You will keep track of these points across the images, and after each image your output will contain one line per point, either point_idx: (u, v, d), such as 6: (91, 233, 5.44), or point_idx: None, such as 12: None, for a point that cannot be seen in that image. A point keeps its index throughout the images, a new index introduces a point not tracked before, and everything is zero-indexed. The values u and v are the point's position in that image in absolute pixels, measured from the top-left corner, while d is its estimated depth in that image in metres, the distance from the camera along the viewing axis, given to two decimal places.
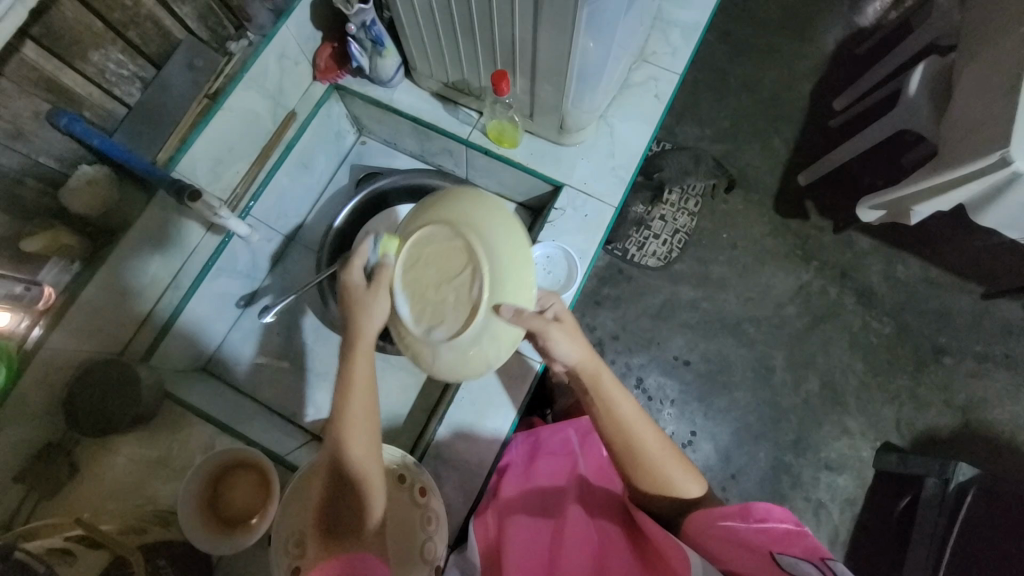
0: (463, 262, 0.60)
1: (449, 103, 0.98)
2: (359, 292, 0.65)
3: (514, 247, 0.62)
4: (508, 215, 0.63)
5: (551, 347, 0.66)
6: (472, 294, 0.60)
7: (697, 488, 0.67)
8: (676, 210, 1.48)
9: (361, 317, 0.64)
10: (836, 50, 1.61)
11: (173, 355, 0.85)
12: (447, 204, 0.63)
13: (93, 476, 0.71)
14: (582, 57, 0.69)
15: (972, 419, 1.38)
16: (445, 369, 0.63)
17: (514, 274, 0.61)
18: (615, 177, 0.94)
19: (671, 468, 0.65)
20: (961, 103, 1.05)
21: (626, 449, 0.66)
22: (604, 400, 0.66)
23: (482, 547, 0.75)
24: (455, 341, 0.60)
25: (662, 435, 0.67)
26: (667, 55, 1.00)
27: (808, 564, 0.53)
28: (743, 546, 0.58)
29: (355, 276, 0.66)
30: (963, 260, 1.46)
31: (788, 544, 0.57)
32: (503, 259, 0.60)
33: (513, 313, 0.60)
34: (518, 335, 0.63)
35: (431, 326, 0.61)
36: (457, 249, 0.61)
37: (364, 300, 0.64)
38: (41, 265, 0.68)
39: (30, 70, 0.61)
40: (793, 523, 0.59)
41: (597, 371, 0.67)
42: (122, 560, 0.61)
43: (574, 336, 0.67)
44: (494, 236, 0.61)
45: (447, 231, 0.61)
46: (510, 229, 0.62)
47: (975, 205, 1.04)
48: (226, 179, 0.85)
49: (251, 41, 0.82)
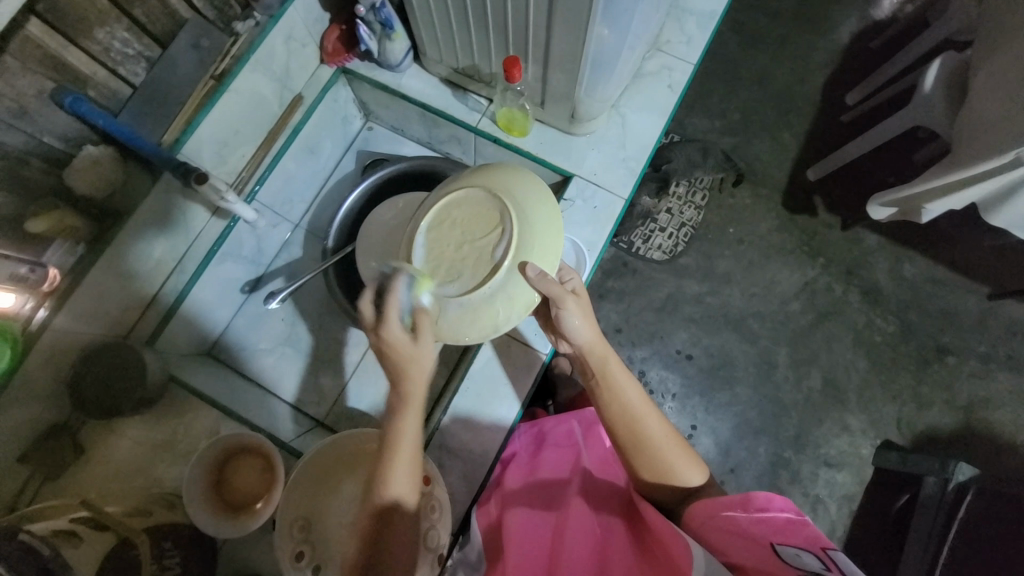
0: (493, 224, 0.61)
1: (458, 89, 0.96)
2: (406, 349, 0.58)
3: (545, 221, 0.62)
4: (545, 190, 0.63)
5: (562, 319, 0.66)
6: (495, 255, 0.59)
7: (698, 477, 0.68)
8: (683, 204, 1.47)
9: (413, 375, 0.58)
10: (851, 42, 1.58)
11: (178, 339, 0.84)
12: (490, 173, 0.64)
13: (98, 458, 0.72)
14: (597, 45, 0.68)
15: (973, 418, 1.38)
16: (447, 329, 0.61)
17: (541, 243, 0.61)
18: (626, 168, 0.93)
19: (674, 455, 0.66)
20: (978, 100, 1.03)
21: (630, 428, 0.66)
22: (609, 380, 0.68)
23: (486, 537, 0.77)
24: (466, 298, 0.59)
25: (665, 422, 0.68)
26: (682, 45, 0.98)
27: (809, 556, 0.51)
28: (744, 536, 0.57)
29: (394, 330, 0.57)
30: (971, 259, 1.45)
31: (789, 534, 0.54)
32: (531, 227, 0.60)
33: (537, 277, 0.59)
34: (534, 301, 0.62)
35: (444, 281, 0.60)
36: (488, 212, 0.61)
37: (416, 356, 0.58)
38: (46, 246, 0.67)
39: (35, 47, 0.59)
40: (795, 511, 0.56)
41: (603, 356, 0.68)
42: (128, 541, 0.62)
43: (587, 317, 0.67)
44: (527, 205, 0.61)
45: (483, 196, 0.62)
46: (542, 203, 0.62)
47: (988, 204, 1.03)
48: (231, 163, 0.85)
49: (258, 21, 0.80)
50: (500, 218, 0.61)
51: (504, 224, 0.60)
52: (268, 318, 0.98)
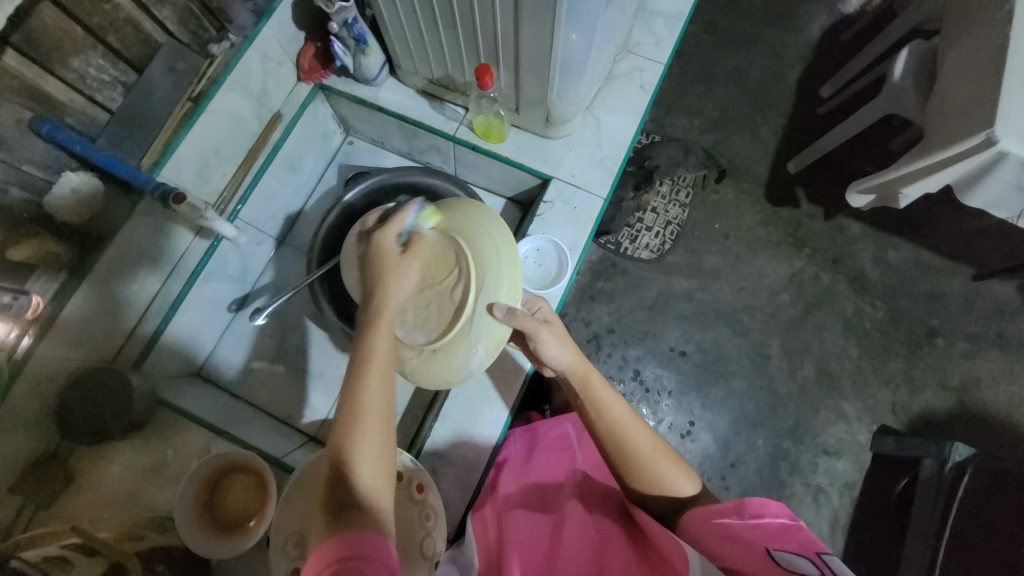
0: (451, 265, 0.61)
1: (435, 99, 0.98)
2: (394, 255, 0.59)
3: (502, 255, 0.63)
4: (498, 225, 0.65)
5: (540, 350, 0.68)
6: (456, 298, 0.61)
7: (691, 487, 0.66)
8: (668, 202, 1.48)
9: (393, 283, 0.57)
10: (822, 37, 1.61)
11: (164, 361, 0.85)
12: (452, 215, 0.65)
13: (89, 485, 0.70)
14: (565, 49, 0.69)
15: (967, 399, 1.39)
16: (413, 373, 0.64)
17: (504, 280, 0.63)
18: (603, 169, 0.95)
19: (663, 467, 0.65)
20: (945, 86, 1.05)
21: (617, 444, 0.66)
22: (594, 400, 0.67)
23: (481, 545, 0.75)
24: (432, 346, 0.61)
25: (652, 432, 0.67)
26: (652, 46, 1.00)
27: (805, 561, 0.50)
28: (737, 542, 0.54)
29: (389, 239, 0.59)
30: (953, 242, 1.47)
31: (784, 540, 0.54)
32: (486, 261, 0.62)
33: (503, 316, 0.61)
34: (505, 334, 0.65)
35: (416, 331, 0.62)
36: (449, 254, 0.61)
37: (399, 264, 0.58)
38: (28, 274, 0.66)
39: (11, 77, 0.60)
40: (788, 516, 0.56)
41: (586, 372, 0.68)
42: (120, 566, 0.62)
43: (564, 340, 0.68)
44: (478, 239, 0.62)
45: (441, 237, 0.62)
46: (496, 238, 0.64)
47: (962, 186, 1.04)
48: (213, 182, 0.85)
49: (233, 43, 0.82)
50: (456, 258, 0.61)
51: (463, 268, 0.61)
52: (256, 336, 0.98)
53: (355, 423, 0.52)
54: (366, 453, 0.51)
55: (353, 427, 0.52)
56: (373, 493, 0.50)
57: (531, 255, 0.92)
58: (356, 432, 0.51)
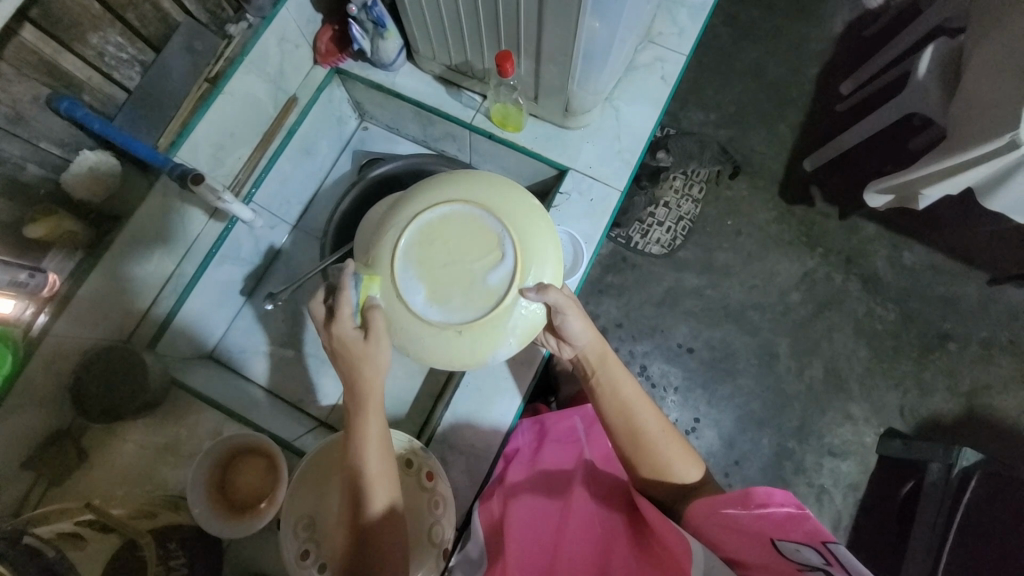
0: (486, 244, 0.58)
1: (452, 86, 0.97)
2: (358, 347, 0.60)
3: (543, 237, 0.61)
4: (537, 204, 0.62)
5: (564, 325, 0.65)
6: (490, 279, 0.58)
7: (696, 472, 0.67)
8: (680, 197, 1.46)
9: (366, 375, 0.62)
10: (843, 32, 1.58)
11: (176, 343, 0.85)
12: (483, 186, 0.61)
13: (102, 464, 0.72)
14: (588, 37, 0.68)
15: (976, 404, 1.38)
16: (429, 353, 0.59)
17: (546, 267, 0.61)
18: (621, 161, 0.94)
19: (671, 450, 0.66)
20: (969, 85, 1.03)
21: (627, 423, 0.67)
22: (608, 375, 0.69)
23: (487, 530, 0.77)
24: (456, 326, 0.57)
25: (662, 416, 0.68)
26: (674, 36, 0.99)
27: (811, 552, 0.48)
28: (743, 534, 0.54)
29: (346, 328, 0.60)
30: (969, 245, 1.45)
31: (790, 529, 0.51)
32: (529, 242, 0.60)
33: (537, 296, 0.58)
34: (538, 325, 0.62)
35: (440, 310, 0.57)
36: (486, 231, 0.59)
37: (366, 355, 0.60)
38: (46, 252, 0.67)
39: (29, 53, 0.59)
40: (796, 505, 0.53)
41: (603, 352, 0.70)
42: (135, 543, 0.62)
43: (588, 322, 0.66)
44: (517, 217, 0.60)
45: (476, 211, 0.59)
46: (535, 218, 0.61)
47: (985, 187, 1.02)
48: (228, 165, 0.86)
49: (251, 24, 0.81)
50: (494, 237, 0.59)
51: (505, 247, 0.58)
52: (267, 321, 0.99)
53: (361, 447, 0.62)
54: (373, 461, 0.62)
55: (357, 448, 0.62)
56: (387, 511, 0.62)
57: None
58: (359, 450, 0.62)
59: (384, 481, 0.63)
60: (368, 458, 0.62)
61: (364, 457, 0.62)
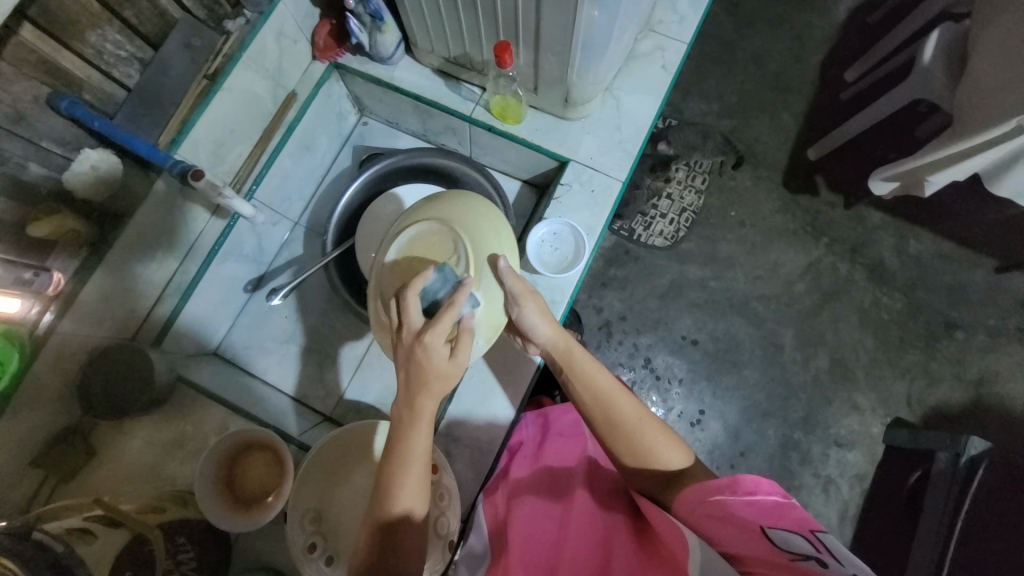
0: (446, 254, 0.61)
1: (451, 78, 0.97)
2: (442, 366, 0.56)
3: (501, 235, 0.65)
4: (494, 210, 0.66)
5: (523, 318, 0.69)
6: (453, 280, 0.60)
7: (681, 457, 0.65)
8: (683, 189, 1.44)
9: (427, 394, 0.57)
10: (848, 19, 1.56)
11: (181, 339, 0.86)
12: (441, 203, 0.64)
13: (111, 459, 0.73)
14: (587, 26, 0.67)
15: (984, 393, 1.37)
16: None
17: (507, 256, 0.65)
18: (622, 151, 0.93)
19: (650, 436, 0.64)
20: (974, 69, 1.01)
21: (605, 415, 0.66)
22: (574, 370, 0.70)
23: (490, 526, 0.78)
24: None
25: (637, 402, 0.68)
26: (675, 24, 0.98)
27: (800, 540, 0.47)
28: (732, 522, 0.52)
29: (439, 341, 0.56)
30: (976, 233, 1.43)
31: (778, 517, 0.50)
32: (482, 241, 0.62)
33: (507, 269, 0.62)
34: (501, 323, 0.67)
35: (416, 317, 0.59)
36: (444, 242, 0.61)
37: (448, 375, 0.57)
38: (50, 250, 0.67)
39: (29, 52, 0.59)
40: (782, 494, 0.53)
41: (568, 347, 0.71)
42: (143, 537, 0.63)
43: (547, 316, 0.69)
44: (464, 220, 0.62)
45: (434, 226, 0.62)
46: (492, 218, 0.65)
47: (991, 173, 1.01)
48: (229, 162, 0.86)
49: (248, 19, 0.81)
50: (452, 246, 0.61)
51: (460, 251, 0.60)
52: (269, 315, 0.99)
53: (398, 475, 0.55)
54: (406, 491, 0.55)
55: (391, 470, 0.56)
56: (415, 540, 0.56)
57: (547, 239, 0.90)
58: (394, 482, 0.55)
59: (420, 510, 0.57)
60: (404, 487, 0.55)
61: (402, 487, 0.55)
